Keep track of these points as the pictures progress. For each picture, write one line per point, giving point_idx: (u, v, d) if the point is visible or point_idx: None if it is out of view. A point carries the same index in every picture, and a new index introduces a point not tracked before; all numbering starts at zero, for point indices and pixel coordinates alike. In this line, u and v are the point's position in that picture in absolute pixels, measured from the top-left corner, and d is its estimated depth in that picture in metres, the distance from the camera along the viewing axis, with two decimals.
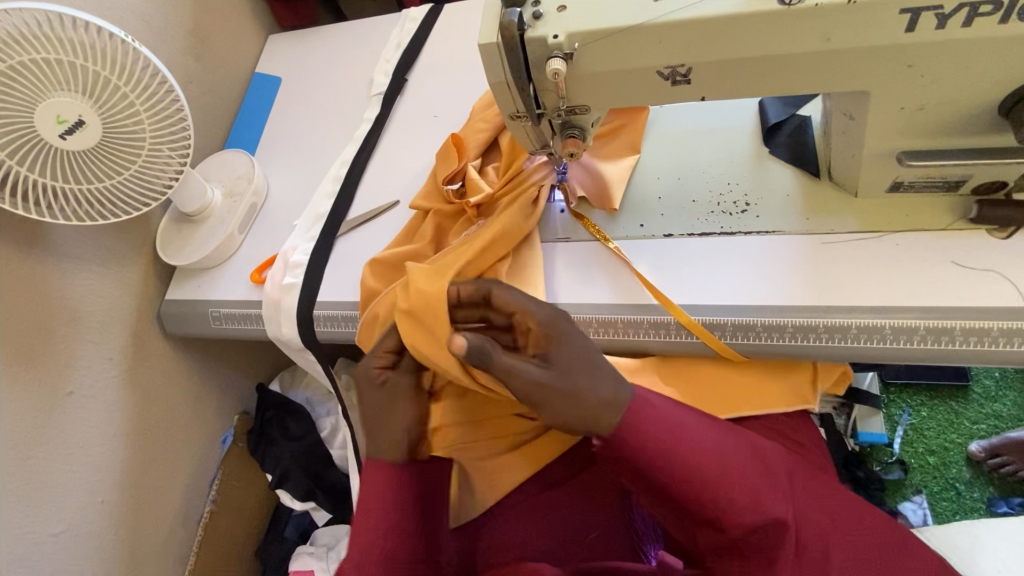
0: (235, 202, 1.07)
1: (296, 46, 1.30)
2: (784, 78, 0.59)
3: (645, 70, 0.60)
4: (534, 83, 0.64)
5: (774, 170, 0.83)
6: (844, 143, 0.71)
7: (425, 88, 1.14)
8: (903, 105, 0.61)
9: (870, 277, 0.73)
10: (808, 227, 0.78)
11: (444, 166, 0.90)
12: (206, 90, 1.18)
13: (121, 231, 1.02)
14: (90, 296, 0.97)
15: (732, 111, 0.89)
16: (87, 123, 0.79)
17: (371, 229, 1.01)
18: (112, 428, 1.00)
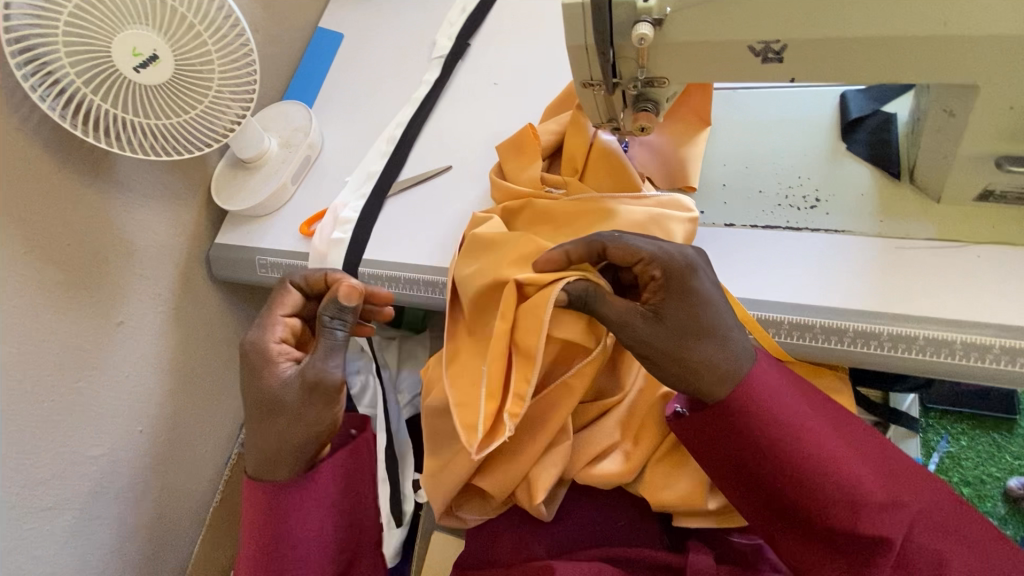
0: (290, 152, 1.08)
1: (360, 3, 1.29)
2: (885, 65, 0.56)
3: (736, 44, 0.58)
4: (616, 49, 0.61)
5: (850, 167, 0.79)
6: (935, 142, 0.66)
7: (488, 54, 1.12)
8: (1013, 105, 0.57)
9: (944, 289, 0.69)
10: (881, 230, 0.74)
11: (513, 161, 0.84)
12: (269, 40, 1.18)
13: (178, 171, 1.04)
14: (144, 231, 0.99)
15: (810, 101, 0.85)
16: (161, 58, 0.81)
17: (423, 191, 1.00)
18: (154, 362, 1.03)
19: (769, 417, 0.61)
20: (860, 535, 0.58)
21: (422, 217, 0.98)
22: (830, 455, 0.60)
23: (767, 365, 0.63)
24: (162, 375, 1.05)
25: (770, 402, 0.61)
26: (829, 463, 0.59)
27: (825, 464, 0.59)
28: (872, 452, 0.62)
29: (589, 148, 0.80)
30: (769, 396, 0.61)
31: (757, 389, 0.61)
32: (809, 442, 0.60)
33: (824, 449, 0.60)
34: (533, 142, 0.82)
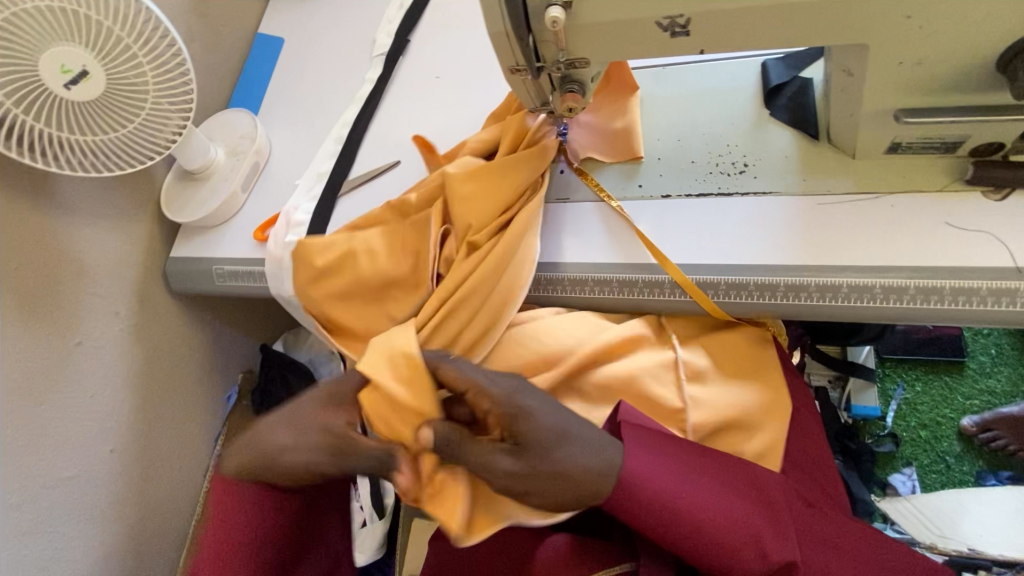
0: (238, 160, 1.08)
1: (299, 5, 1.29)
2: (782, 31, 0.60)
3: (645, 21, 0.61)
4: (534, 34, 0.64)
5: (773, 132, 0.83)
6: (842, 102, 0.71)
7: (427, 47, 1.13)
8: (902, 60, 0.61)
9: (863, 238, 0.73)
10: (805, 189, 0.78)
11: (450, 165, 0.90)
12: (207, 49, 1.18)
13: (125, 187, 1.04)
14: (95, 250, 0.99)
15: (733, 71, 0.89)
16: (91, 74, 0.81)
17: (373, 188, 1.02)
18: (118, 380, 1.03)
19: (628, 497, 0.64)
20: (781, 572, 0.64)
21: None
22: (715, 525, 0.64)
23: (637, 453, 0.66)
24: (127, 393, 1.04)
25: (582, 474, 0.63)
26: (722, 534, 0.63)
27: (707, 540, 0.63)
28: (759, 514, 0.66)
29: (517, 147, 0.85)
30: (644, 472, 0.65)
31: (638, 474, 0.65)
32: (693, 509, 0.64)
33: (710, 522, 0.64)
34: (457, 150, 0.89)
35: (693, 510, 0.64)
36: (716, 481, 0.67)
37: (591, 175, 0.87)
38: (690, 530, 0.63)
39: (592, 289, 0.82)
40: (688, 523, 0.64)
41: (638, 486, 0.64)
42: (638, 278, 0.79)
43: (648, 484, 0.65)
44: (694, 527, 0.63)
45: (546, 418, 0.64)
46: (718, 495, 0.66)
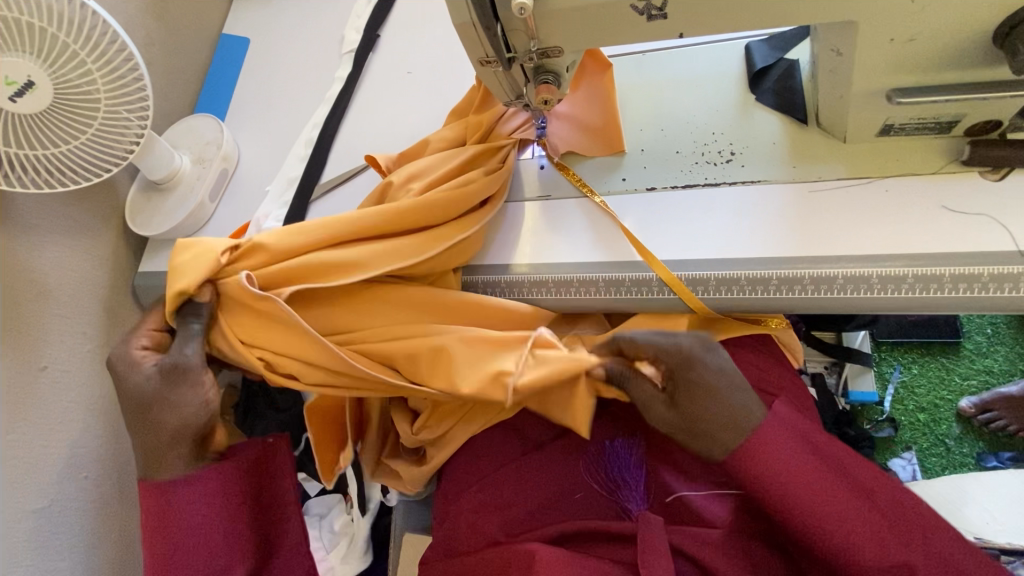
0: (204, 168, 1.03)
1: (264, 3, 1.23)
2: (766, 10, 0.56)
3: (619, 4, 0.57)
4: (502, 22, 0.60)
5: (760, 118, 0.79)
6: (831, 83, 0.67)
7: (398, 42, 1.08)
8: (892, 37, 0.58)
9: (856, 226, 0.70)
10: (795, 176, 0.75)
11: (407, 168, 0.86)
12: (169, 53, 1.13)
13: (86, 202, 0.99)
14: (56, 269, 0.94)
15: (716, 56, 0.85)
16: (36, 84, 0.76)
17: (346, 192, 0.97)
18: (89, 403, 0.98)
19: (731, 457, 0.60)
20: None
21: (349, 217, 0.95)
22: (825, 521, 0.57)
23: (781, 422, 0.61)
24: (99, 416, 1.00)
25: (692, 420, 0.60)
26: (827, 530, 0.57)
27: (788, 513, 0.59)
28: (875, 521, 0.57)
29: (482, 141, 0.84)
30: (783, 457, 0.58)
31: (768, 446, 0.59)
32: (801, 492, 0.58)
33: (823, 514, 0.57)
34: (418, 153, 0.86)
35: (809, 497, 0.57)
36: (847, 480, 0.58)
37: (571, 170, 0.84)
38: (788, 514, 0.58)
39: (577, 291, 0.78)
40: (792, 507, 0.58)
41: (761, 461, 0.59)
42: (625, 278, 0.75)
43: (768, 464, 0.59)
44: (799, 513, 0.58)
45: (713, 367, 0.61)
46: (844, 490, 0.58)
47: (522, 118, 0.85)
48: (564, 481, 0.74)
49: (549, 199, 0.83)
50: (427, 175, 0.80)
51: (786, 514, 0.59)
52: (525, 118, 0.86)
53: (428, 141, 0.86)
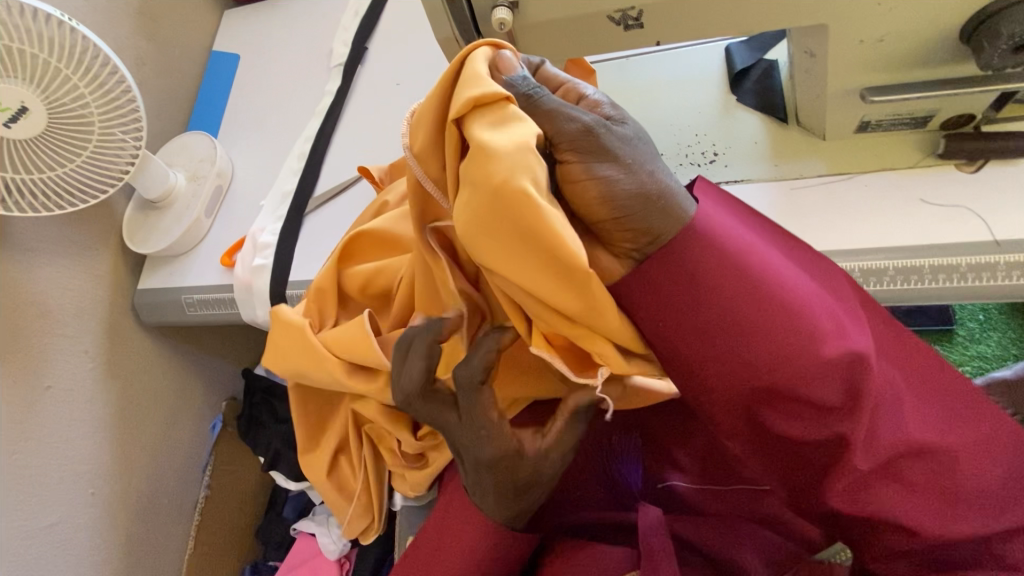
0: (199, 185, 1.05)
1: (252, 20, 1.25)
2: (738, 17, 0.58)
3: (596, 15, 0.58)
4: (484, 36, 0.62)
5: (741, 118, 0.81)
6: (807, 83, 0.69)
7: (386, 54, 1.10)
8: (863, 38, 0.59)
9: (838, 221, 0.72)
10: (777, 174, 0.76)
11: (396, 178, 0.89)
12: (160, 73, 1.15)
13: (83, 222, 1.00)
14: (57, 290, 0.96)
15: (696, 59, 0.87)
16: (30, 110, 0.77)
17: (339, 204, 0.99)
18: (93, 421, 1.00)
19: (827, 349, 0.47)
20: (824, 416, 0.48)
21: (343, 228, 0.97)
22: (777, 339, 0.47)
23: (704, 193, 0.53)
24: (103, 433, 1.01)
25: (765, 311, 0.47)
26: (788, 347, 0.47)
27: (879, 411, 0.49)
28: (924, 391, 0.53)
29: None
30: (726, 228, 0.49)
31: (714, 222, 0.49)
32: (740, 308, 0.47)
33: (776, 331, 0.47)
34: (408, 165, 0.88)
35: (776, 312, 0.47)
36: (818, 301, 0.49)
37: None
38: (740, 328, 0.47)
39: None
40: (745, 330, 0.47)
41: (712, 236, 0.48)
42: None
43: (732, 241, 0.49)
44: (751, 335, 0.47)
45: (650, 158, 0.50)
46: (813, 302, 0.49)
47: None
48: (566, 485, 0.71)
49: None
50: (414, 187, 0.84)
51: (877, 413, 0.49)
52: None
53: (417, 153, 0.88)
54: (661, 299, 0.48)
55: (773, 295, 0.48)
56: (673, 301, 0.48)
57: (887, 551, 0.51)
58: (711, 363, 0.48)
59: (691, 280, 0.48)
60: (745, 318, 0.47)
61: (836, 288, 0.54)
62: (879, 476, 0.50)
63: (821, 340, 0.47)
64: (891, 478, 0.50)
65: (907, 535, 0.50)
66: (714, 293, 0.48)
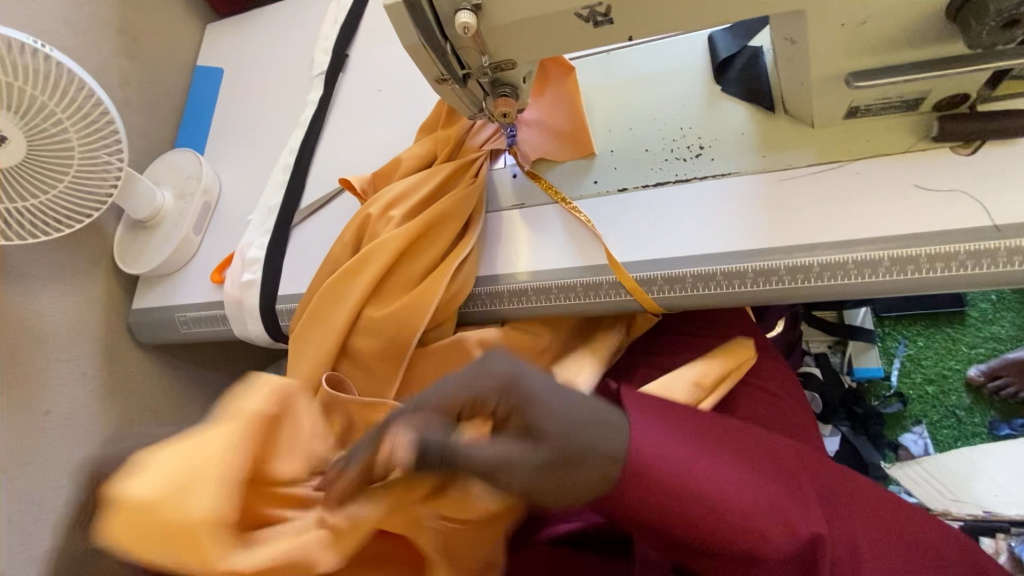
0: (187, 203, 1.05)
1: (235, 32, 1.24)
2: (709, 9, 0.56)
3: (562, 14, 0.57)
4: (451, 41, 0.60)
5: (727, 109, 0.78)
6: (791, 71, 0.67)
7: (368, 60, 1.08)
8: (844, 22, 0.57)
9: (829, 212, 0.69)
10: (765, 165, 0.74)
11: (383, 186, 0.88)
12: (145, 91, 1.15)
13: (74, 245, 1.01)
14: (51, 313, 0.96)
15: (678, 49, 0.84)
16: (8, 137, 0.77)
17: (327, 214, 0.98)
18: (94, 443, 1.00)
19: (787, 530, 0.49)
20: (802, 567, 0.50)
21: (332, 240, 0.96)
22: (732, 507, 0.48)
23: (642, 414, 0.52)
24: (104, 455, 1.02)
25: (715, 526, 0.47)
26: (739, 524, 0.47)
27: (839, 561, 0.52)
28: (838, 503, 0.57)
29: (452, 146, 0.85)
30: (649, 450, 0.48)
31: (656, 461, 0.48)
32: (698, 500, 0.47)
33: (712, 494, 0.48)
34: (393, 174, 0.87)
35: (720, 500, 0.48)
36: (766, 502, 0.49)
37: (541, 176, 0.84)
38: (715, 508, 0.48)
39: (557, 296, 0.78)
40: (722, 515, 0.47)
41: (643, 478, 0.47)
42: (602, 281, 0.76)
43: (659, 453, 0.48)
44: (721, 516, 0.47)
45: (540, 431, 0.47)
46: (738, 464, 0.51)
47: (491, 129, 0.86)
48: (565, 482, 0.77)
49: (521, 208, 0.83)
50: (407, 199, 0.81)
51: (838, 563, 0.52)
52: (493, 129, 0.86)
53: (399, 160, 0.86)
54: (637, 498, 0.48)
55: (728, 504, 0.48)
56: (673, 510, 0.48)
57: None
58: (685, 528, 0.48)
59: (700, 487, 0.48)
60: (712, 508, 0.47)
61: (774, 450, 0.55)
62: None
63: (795, 519, 0.49)
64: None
65: None
66: (736, 481, 0.49)
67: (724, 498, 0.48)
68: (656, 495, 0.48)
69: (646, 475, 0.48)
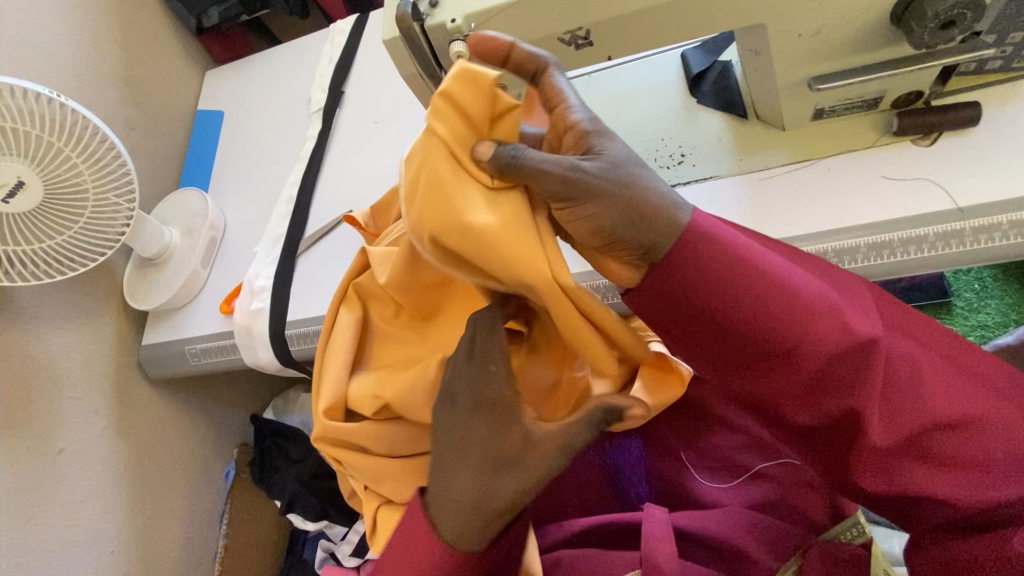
0: (194, 239, 1.08)
1: (232, 76, 1.30)
2: (678, 28, 0.62)
3: (547, 39, 0.62)
4: (446, 69, 0.65)
5: (703, 119, 0.84)
6: (759, 79, 0.72)
7: (363, 95, 1.14)
8: (800, 32, 0.63)
9: (807, 206, 0.75)
10: (743, 167, 0.79)
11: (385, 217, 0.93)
12: (149, 135, 1.20)
13: (84, 284, 1.03)
14: (65, 354, 0.98)
15: (655, 68, 0.90)
16: (28, 183, 0.81)
17: (330, 242, 1.02)
18: (108, 481, 1.00)
19: (827, 306, 0.50)
20: (826, 396, 0.50)
21: (336, 266, 0.99)
22: (782, 292, 0.50)
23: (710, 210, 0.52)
24: (118, 492, 1.02)
25: (756, 310, 0.49)
26: (779, 311, 0.49)
27: (887, 380, 0.50)
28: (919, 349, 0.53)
29: None
30: (713, 256, 0.50)
31: (707, 233, 0.50)
32: (730, 299, 0.49)
33: (768, 276, 0.50)
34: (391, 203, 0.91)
35: (752, 300, 0.49)
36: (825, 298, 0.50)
37: None
38: (718, 294, 0.49)
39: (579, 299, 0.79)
40: (749, 312, 0.49)
41: (711, 248, 0.50)
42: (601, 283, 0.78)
43: (725, 239, 0.50)
44: (750, 307, 0.49)
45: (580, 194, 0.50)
46: (789, 285, 0.50)
47: None
48: (574, 476, 0.75)
49: None
50: None
51: (887, 382, 0.50)
52: None
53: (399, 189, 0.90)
54: (676, 293, 0.50)
55: (782, 291, 0.49)
56: (706, 283, 0.50)
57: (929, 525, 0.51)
58: (712, 315, 0.50)
59: (756, 268, 0.50)
60: (756, 320, 0.49)
61: (834, 280, 0.55)
62: (903, 451, 0.50)
63: (850, 320, 0.50)
64: (918, 454, 0.50)
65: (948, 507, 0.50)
66: (786, 273, 0.51)
67: (786, 294, 0.50)
68: (706, 279, 0.50)
69: (708, 251, 0.50)
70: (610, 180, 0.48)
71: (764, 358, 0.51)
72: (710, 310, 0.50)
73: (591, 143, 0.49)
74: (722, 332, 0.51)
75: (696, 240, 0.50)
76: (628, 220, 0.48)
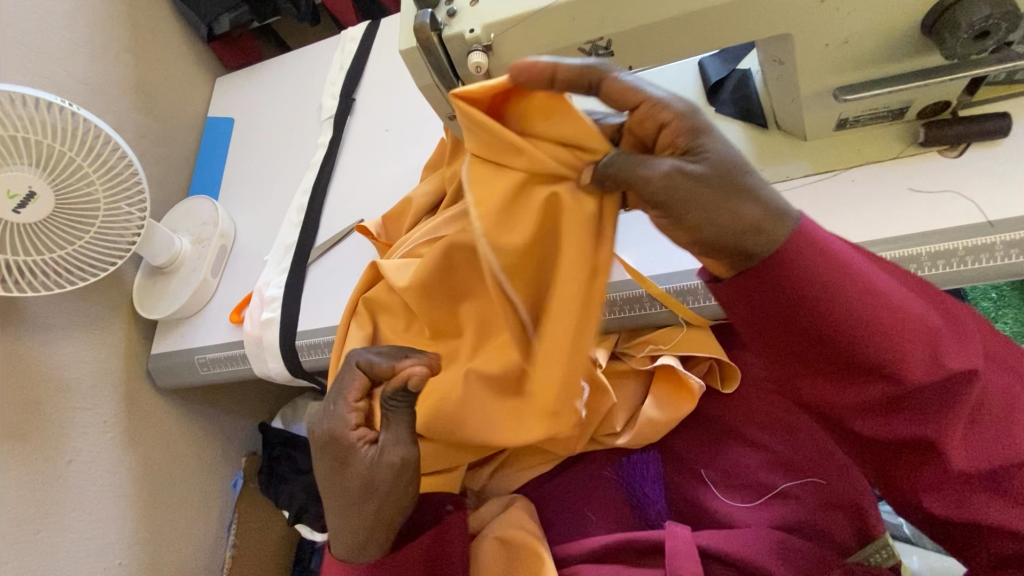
0: (204, 247, 1.07)
1: (243, 84, 1.30)
2: (702, 39, 0.60)
3: (567, 49, 0.61)
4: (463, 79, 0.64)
5: (722, 128, 0.82)
6: (782, 89, 0.71)
7: (374, 102, 1.13)
8: (828, 41, 0.61)
9: (830, 219, 0.73)
10: (765, 178, 0.78)
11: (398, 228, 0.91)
12: (160, 143, 1.19)
13: (94, 293, 1.03)
14: (75, 364, 0.97)
15: (672, 76, 0.88)
16: (39, 193, 0.80)
17: (341, 252, 1.01)
18: (117, 492, 0.99)
19: (920, 332, 0.49)
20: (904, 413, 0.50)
21: (347, 276, 0.98)
22: (879, 315, 0.48)
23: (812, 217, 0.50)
24: (126, 503, 1.01)
25: (853, 332, 0.48)
26: (876, 334, 0.48)
27: (974, 413, 0.51)
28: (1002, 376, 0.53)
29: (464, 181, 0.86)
30: (814, 273, 0.48)
31: (809, 251, 0.48)
32: (822, 317, 0.48)
33: (862, 294, 0.48)
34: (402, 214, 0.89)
35: (852, 323, 0.48)
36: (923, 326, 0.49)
37: None
38: (818, 310, 0.48)
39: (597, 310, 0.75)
40: (843, 330, 0.48)
41: (808, 262, 0.48)
42: (615, 296, 0.74)
43: (824, 255, 0.48)
44: (845, 328, 0.48)
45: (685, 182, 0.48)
46: (888, 308, 0.48)
47: None
48: (590, 491, 0.73)
49: None
50: None
51: (974, 416, 0.51)
52: None
53: (410, 200, 0.88)
54: (765, 306, 0.49)
55: (888, 314, 0.48)
56: (800, 297, 0.48)
57: (995, 556, 0.54)
58: (805, 328, 0.49)
59: (862, 287, 0.48)
60: (849, 338, 0.48)
61: (930, 296, 0.53)
62: (980, 481, 0.52)
63: (945, 353, 0.49)
64: (993, 487, 0.53)
65: (1013, 540, 0.53)
66: (885, 294, 0.49)
67: (885, 317, 0.48)
68: (815, 297, 0.48)
69: (808, 263, 0.48)
70: (716, 185, 0.46)
71: (860, 380, 0.50)
72: (816, 329, 0.49)
73: (694, 142, 0.47)
74: (807, 347, 0.50)
75: (793, 254, 0.48)
76: (735, 230, 0.47)
